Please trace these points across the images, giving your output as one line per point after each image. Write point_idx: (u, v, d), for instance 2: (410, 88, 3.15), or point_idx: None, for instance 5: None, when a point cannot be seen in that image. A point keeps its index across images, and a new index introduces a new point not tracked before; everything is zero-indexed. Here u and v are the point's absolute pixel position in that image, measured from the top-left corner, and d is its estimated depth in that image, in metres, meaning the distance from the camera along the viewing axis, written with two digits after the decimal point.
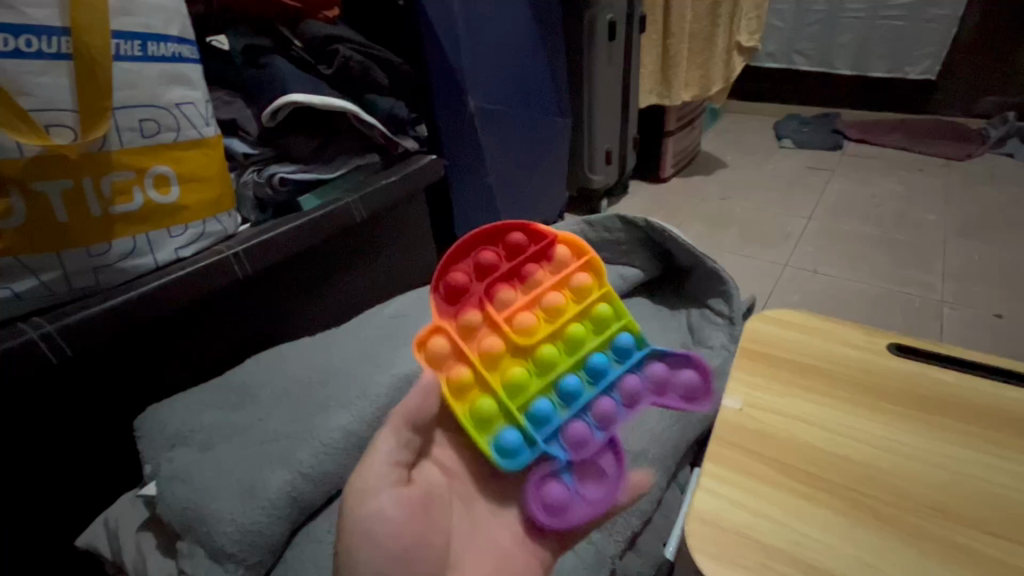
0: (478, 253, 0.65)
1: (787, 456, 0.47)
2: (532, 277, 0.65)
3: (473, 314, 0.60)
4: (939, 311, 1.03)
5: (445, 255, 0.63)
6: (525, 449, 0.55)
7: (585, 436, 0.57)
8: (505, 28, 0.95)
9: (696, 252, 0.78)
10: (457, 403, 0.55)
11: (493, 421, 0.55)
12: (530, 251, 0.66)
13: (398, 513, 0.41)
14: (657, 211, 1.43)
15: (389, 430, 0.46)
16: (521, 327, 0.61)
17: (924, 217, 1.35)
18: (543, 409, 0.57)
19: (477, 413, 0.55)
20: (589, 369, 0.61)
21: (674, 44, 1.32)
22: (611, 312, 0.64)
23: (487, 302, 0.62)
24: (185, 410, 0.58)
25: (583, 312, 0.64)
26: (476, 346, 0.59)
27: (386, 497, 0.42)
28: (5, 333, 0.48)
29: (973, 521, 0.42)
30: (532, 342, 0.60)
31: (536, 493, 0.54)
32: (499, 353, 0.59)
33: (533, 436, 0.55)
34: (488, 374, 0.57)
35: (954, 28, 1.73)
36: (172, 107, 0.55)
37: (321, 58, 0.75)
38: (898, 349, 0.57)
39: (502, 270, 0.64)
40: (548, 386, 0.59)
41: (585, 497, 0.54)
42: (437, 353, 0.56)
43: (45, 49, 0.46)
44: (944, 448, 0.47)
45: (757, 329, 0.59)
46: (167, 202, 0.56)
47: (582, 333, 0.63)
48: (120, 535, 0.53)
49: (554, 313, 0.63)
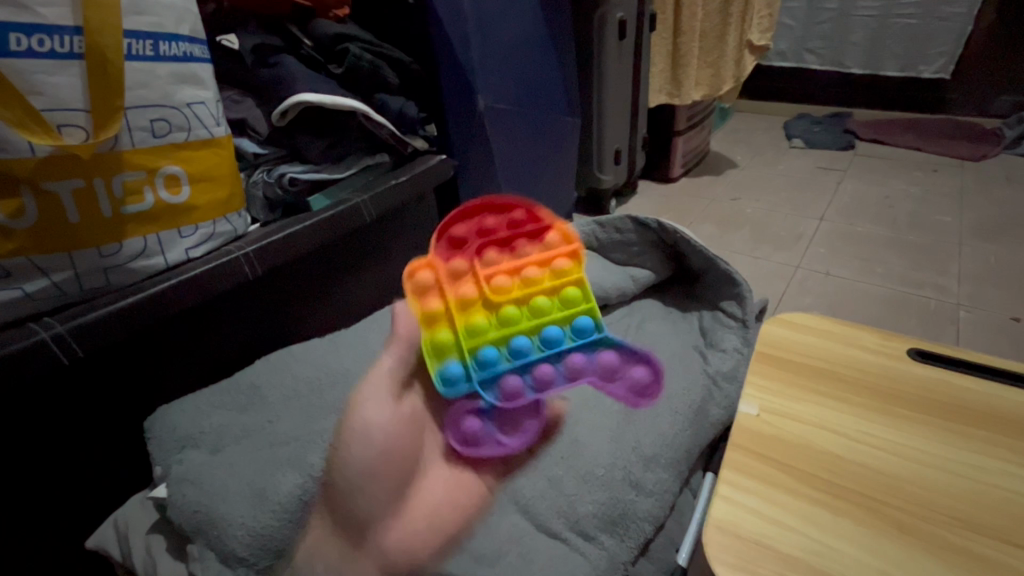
0: (483, 220, 0.81)
1: (807, 464, 0.46)
2: (521, 254, 0.78)
3: (460, 265, 0.74)
4: (955, 314, 1.01)
5: (454, 214, 0.80)
6: (462, 377, 0.64)
7: (515, 390, 0.65)
8: (515, 27, 0.94)
9: (709, 254, 0.76)
10: (426, 328, 0.67)
11: (451, 349, 0.66)
12: (526, 229, 0.80)
13: (381, 423, 0.54)
14: (666, 212, 1.42)
15: (393, 351, 0.62)
16: (496, 286, 0.72)
17: (939, 219, 1.32)
18: (489, 354, 0.66)
19: (436, 339, 0.66)
20: (543, 337, 0.69)
21: (684, 42, 1.31)
22: (577, 296, 0.73)
23: (476, 260, 0.75)
24: (194, 411, 0.58)
25: (553, 290, 0.73)
26: (454, 289, 0.71)
27: (374, 408, 0.55)
28: (16, 334, 0.47)
29: (1003, 535, 0.41)
30: (503, 299, 0.72)
31: (459, 428, 0.62)
32: (471, 300, 0.71)
33: (472, 373, 0.65)
34: (458, 312, 0.70)
35: (969, 26, 1.70)
36: (183, 107, 0.55)
37: (331, 58, 0.75)
38: (918, 354, 0.55)
39: (499, 237, 0.79)
40: (503, 338, 0.69)
41: (500, 441, 0.61)
42: (425, 283, 0.71)
43: (57, 48, 0.45)
44: (966, 455, 0.46)
45: (772, 333, 0.58)
46: (178, 202, 0.55)
47: (547, 306, 0.72)
48: (131, 537, 0.52)
49: (530, 284, 0.74)
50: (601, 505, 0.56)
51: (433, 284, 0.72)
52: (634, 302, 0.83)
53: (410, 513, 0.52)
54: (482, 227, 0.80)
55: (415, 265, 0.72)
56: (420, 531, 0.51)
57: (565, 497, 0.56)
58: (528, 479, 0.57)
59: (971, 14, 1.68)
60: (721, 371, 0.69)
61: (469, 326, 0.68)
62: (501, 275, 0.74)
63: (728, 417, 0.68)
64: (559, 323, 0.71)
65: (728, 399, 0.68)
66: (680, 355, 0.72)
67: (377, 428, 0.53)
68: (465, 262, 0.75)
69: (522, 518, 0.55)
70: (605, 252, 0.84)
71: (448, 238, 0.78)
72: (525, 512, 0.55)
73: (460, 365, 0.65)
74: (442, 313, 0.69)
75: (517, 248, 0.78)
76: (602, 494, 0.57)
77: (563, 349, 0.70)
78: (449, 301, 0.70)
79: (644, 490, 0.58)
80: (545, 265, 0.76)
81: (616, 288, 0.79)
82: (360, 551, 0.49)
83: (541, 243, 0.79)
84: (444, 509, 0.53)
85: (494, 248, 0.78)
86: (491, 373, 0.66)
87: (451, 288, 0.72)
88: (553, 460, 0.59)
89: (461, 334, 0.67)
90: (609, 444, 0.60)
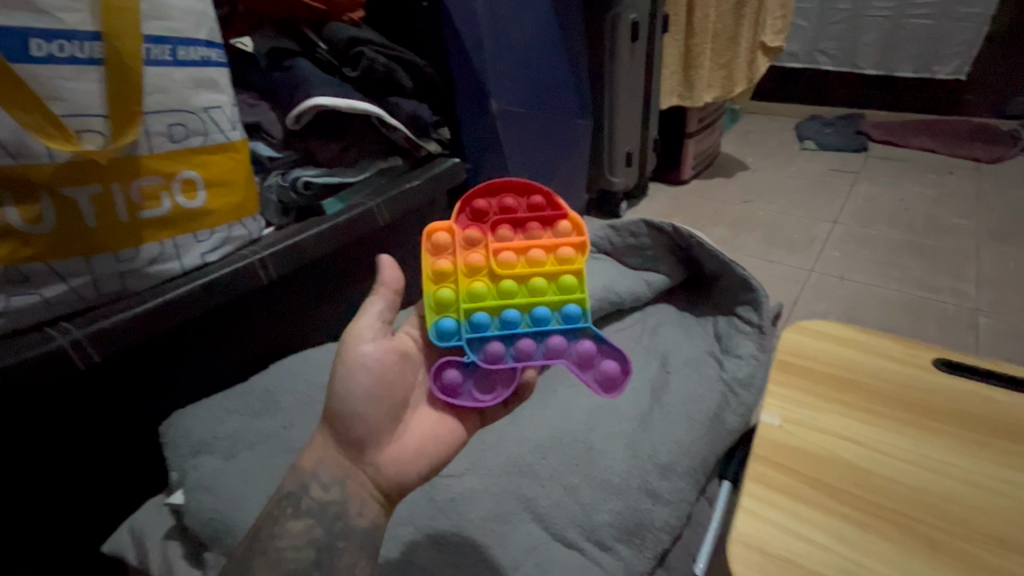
0: (510, 195, 0.51)
1: (828, 476, 0.48)
2: (538, 235, 0.49)
3: (475, 231, 0.49)
4: (974, 320, 1.00)
5: (483, 183, 0.51)
6: (453, 338, 0.44)
7: (490, 356, 0.44)
8: (529, 28, 0.94)
9: (724, 259, 0.75)
10: (431, 284, 0.47)
11: (450, 308, 0.46)
12: (558, 215, 0.50)
13: (383, 354, 0.45)
14: (677, 214, 1.41)
15: (378, 295, 0.48)
16: (507, 256, 0.47)
17: (956, 222, 1.31)
18: (479, 320, 0.44)
19: (438, 295, 0.45)
20: (535, 315, 0.45)
21: (696, 44, 1.30)
22: (580, 283, 0.46)
23: (492, 236, 0.49)
24: (209, 416, 0.57)
25: (557, 273, 0.47)
26: (461, 252, 0.48)
27: (372, 338, 0.45)
28: (34, 340, 0.47)
29: (1016, 546, 0.43)
30: (511, 271, 0.47)
31: (436, 375, 0.46)
32: (477, 269, 0.47)
33: (450, 336, 0.44)
34: (462, 277, 0.47)
35: (984, 27, 1.68)
36: (200, 112, 0.55)
37: (345, 61, 0.74)
38: (943, 364, 0.57)
39: (523, 216, 0.50)
40: (501, 309, 0.46)
41: (476, 400, 0.45)
42: (436, 246, 0.48)
43: (77, 54, 0.45)
44: (993, 469, 0.48)
45: (789, 339, 0.60)
46: (194, 207, 0.55)
47: (548, 286, 0.46)
48: (146, 543, 0.52)
49: (541, 264, 0.47)
50: (618, 515, 0.55)
51: (447, 246, 0.48)
52: (648, 307, 0.82)
53: (408, 440, 0.45)
54: (504, 200, 0.51)
55: (435, 221, 0.49)
56: (416, 459, 0.45)
57: (581, 506, 0.55)
58: (544, 488, 0.56)
59: (987, 14, 1.66)
60: (738, 378, 0.68)
61: (467, 290, 0.46)
62: (514, 247, 0.48)
63: (745, 424, 0.67)
64: (553, 307, 0.46)
65: (744, 406, 0.67)
66: (695, 362, 0.71)
67: (380, 357, 0.45)
68: (482, 230, 0.49)
69: (536, 526, 0.54)
70: (618, 256, 0.82)
71: (470, 204, 0.51)
72: (548, 524, 0.54)
73: (456, 324, 0.45)
74: (450, 274, 0.47)
75: (537, 227, 0.49)
76: (618, 503, 0.56)
77: (551, 331, 0.45)
78: (457, 263, 0.47)
79: (662, 499, 0.57)
80: (561, 249, 0.48)
81: (631, 292, 0.78)
82: (360, 470, 0.44)
83: (558, 225, 0.50)
84: (438, 442, 0.45)
85: (511, 222, 0.50)
86: (479, 339, 0.45)
87: (458, 250, 0.48)
88: (570, 468, 0.58)
89: (460, 294, 0.46)
90: (626, 452, 0.60)
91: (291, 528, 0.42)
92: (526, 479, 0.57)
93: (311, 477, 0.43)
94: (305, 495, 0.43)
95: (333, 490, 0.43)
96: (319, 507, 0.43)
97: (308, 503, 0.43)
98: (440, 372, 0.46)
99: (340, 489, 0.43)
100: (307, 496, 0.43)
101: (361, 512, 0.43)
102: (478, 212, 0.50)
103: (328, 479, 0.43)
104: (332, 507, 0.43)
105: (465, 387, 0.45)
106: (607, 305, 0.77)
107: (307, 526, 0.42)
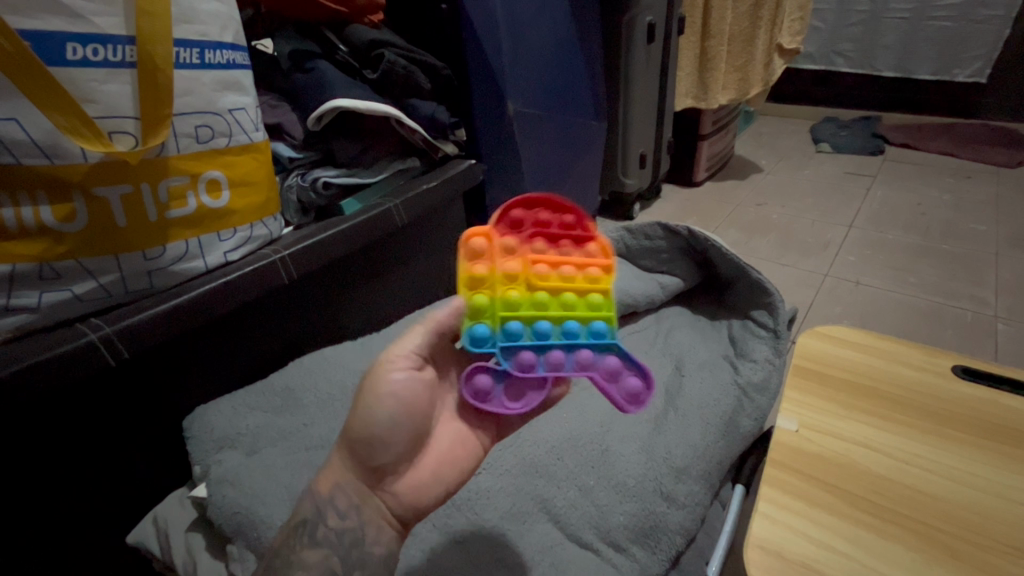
0: (540, 210, 0.51)
1: (847, 483, 0.48)
2: (569, 251, 0.50)
3: (512, 240, 0.49)
4: (993, 327, 0.99)
5: (518, 194, 0.51)
6: (485, 344, 0.43)
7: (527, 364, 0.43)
8: (546, 29, 0.94)
9: (740, 263, 0.74)
10: (466, 289, 0.45)
11: (486, 314, 0.44)
12: (582, 234, 0.51)
13: (413, 385, 0.43)
14: (690, 217, 1.41)
15: (422, 329, 0.44)
16: (542, 268, 0.47)
17: (975, 228, 1.29)
18: (514, 328, 0.44)
19: (475, 301, 0.44)
20: (565, 328, 0.45)
21: (713, 45, 1.29)
22: (608, 304, 0.47)
23: (526, 249, 0.48)
24: (230, 412, 0.59)
25: (588, 290, 0.47)
26: (499, 260, 0.47)
27: (403, 371, 0.43)
28: (66, 335, 0.49)
29: None
30: (545, 283, 0.46)
31: (464, 380, 0.45)
32: (513, 277, 0.46)
33: (487, 343, 0.43)
34: (498, 285, 0.46)
35: (1007, 29, 1.65)
36: (225, 113, 0.55)
37: (366, 63, 0.76)
38: (963, 371, 0.56)
39: (554, 232, 0.50)
40: (533, 320, 0.45)
41: (507, 408, 0.44)
42: (473, 250, 0.47)
43: (110, 57, 0.46)
44: (1011, 478, 0.47)
45: (806, 345, 0.60)
46: (218, 207, 0.56)
47: (579, 301, 0.47)
48: (170, 534, 0.54)
49: (573, 280, 0.48)
50: (633, 517, 0.56)
51: (483, 250, 0.47)
52: (660, 310, 0.82)
53: (423, 467, 0.45)
54: (540, 213, 0.51)
55: (472, 226, 0.48)
56: (431, 487, 0.45)
57: (597, 508, 0.56)
58: (560, 488, 0.57)
59: (1009, 17, 1.63)
60: (753, 383, 0.68)
61: (503, 298, 0.45)
62: (549, 261, 0.48)
63: (760, 427, 0.67)
64: (582, 321, 0.46)
65: (758, 410, 0.67)
66: (709, 366, 0.71)
67: (406, 388, 0.43)
68: (517, 239, 0.49)
69: (552, 526, 0.55)
70: (634, 259, 0.82)
71: (507, 212, 0.51)
72: (563, 525, 0.55)
73: (489, 331, 0.44)
74: (485, 279, 0.46)
75: (569, 244, 0.50)
76: (633, 505, 0.57)
77: (580, 345, 0.45)
78: (495, 271, 0.46)
79: (677, 502, 0.58)
80: (592, 269, 0.49)
81: (645, 296, 0.78)
82: (378, 497, 0.45)
83: (589, 245, 0.51)
84: (451, 467, 0.46)
85: (545, 236, 0.50)
86: (512, 348, 0.44)
87: (495, 257, 0.47)
88: (586, 470, 0.58)
89: (496, 301, 0.45)
90: (641, 455, 0.60)
91: (307, 558, 0.44)
92: (542, 480, 0.57)
93: (327, 504, 0.44)
94: (321, 523, 0.44)
95: (349, 517, 0.44)
96: (335, 536, 0.44)
97: (323, 533, 0.44)
98: (470, 376, 0.44)
99: (357, 516, 0.44)
100: (323, 524, 0.44)
101: (377, 540, 0.44)
102: (514, 221, 0.50)
103: (344, 507, 0.44)
104: (348, 535, 0.44)
105: (495, 394, 0.44)
106: (621, 308, 0.77)
107: (323, 556, 0.43)
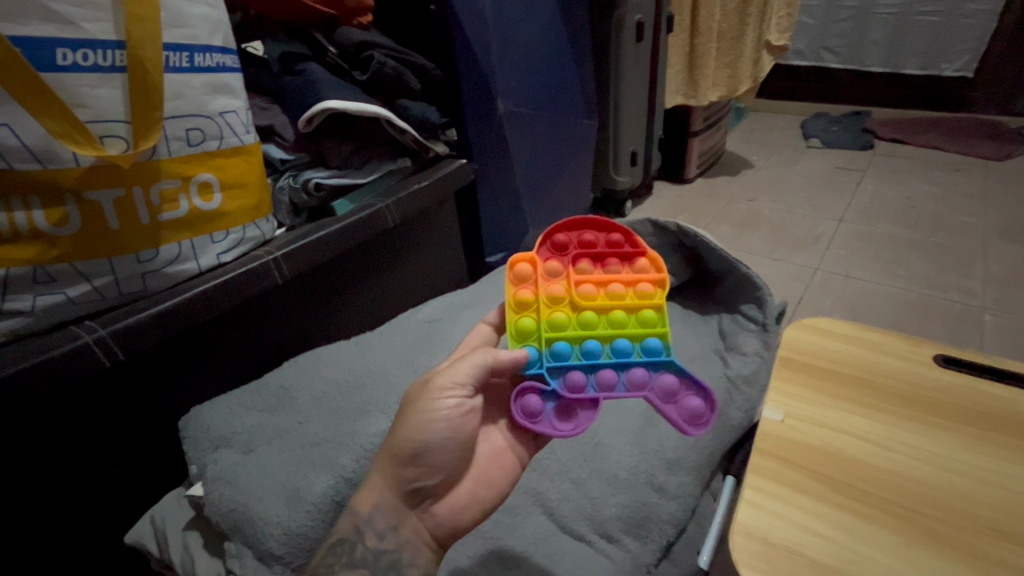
0: (583, 232, 0.59)
1: (836, 472, 0.49)
2: (616, 269, 0.56)
3: (557, 263, 0.56)
4: (980, 318, 1.00)
5: (563, 220, 0.58)
6: (535, 365, 0.50)
7: (581, 385, 0.48)
8: (535, 28, 0.95)
9: (728, 257, 0.76)
10: (515, 312, 0.53)
11: (532, 336, 0.52)
12: (626, 251, 0.57)
13: (462, 410, 0.49)
14: (682, 213, 1.42)
15: (479, 359, 0.49)
16: (588, 288, 0.53)
17: (964, 220, 1.31)
18: (561, 350, 0.50)
19: (520, 324, 0.52)
20: (614, 347, 0.50)
21: (701, 43, 1.31)
22: (659, 318, 0.52)
23: (571, 271, 0.55)
24: (226, 411, 0.59)
25: (636, 307, 0.52)
26: (545, 283, 0.54)
27: (454, 398, 0.49)
28: (61, 338, 0.49)
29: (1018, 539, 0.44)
30: (591, 302, 0.53)
31: (516, 400, 0.49)
32: (559, 298, 0.53)
33: (540, 363, 0.50)
34: (544, 307, 0.52)
35: (992, 24, 1.67)
36: (216, 116, 0.56)
37: (355, 64, 0.76)
38: (945, 360, 0.58)
39: (597, 251, 0.57)
40: (580, 338, 0.51)
41: (556, 428, 0.48)
42: (520, 276, 0.55)
43: (100, 62, 0.47)
44: (993, 463, 0.49)
45: (794, 338, 0.61)
46: (210, 209, 0.57)
47: (628, 319, 0.52)
48: (168, 533, 0.54)
49: (621, 297, 0.53)
50: (626, 508, 0.57)
51: (528, 277, 0.55)
52: None
53: (461, 487, 0.51)
54: (584, 236, 0.58)
55: (519, 253, 0.56)
56: (467, 507, 0.50)
57: (589, 500, 0.57)
58: (553, 482, 0.58)
59: (994, 11, 1.65)
60: (742, 375, 0.69)
61: (548, 320, 0.51)
62: (595, 280, 0.54)
63: (749, 419, 0.68)
64: (633, 340, 0.51)
65: (747, 403, 0.68)
66: (701, 359, 0.72)
67: (455, 414, 0.48)
68: (562, 262, 0.56)
69: (546, 519, 0.56)
70: None
71: (551, 237, 0.58)
72: (559, 516, 0.56)
73: (539, 353, 0.50)
74: (532, 304, 0.53)
75: (615, 262, 0.56)
76: (626, 497, 0.58)
77: (632, 363, 0.50)
78: (540, 294, 0.53)
79: (668, 493, 0.59)
80: (640, 284, 0.54)
81: None
82: (410, 521, 0.49)
83: (637, 261, 0.56)
84: (486, 487, 0.51)
85: (590, 256, 0.57)
86: (561, 367, 0.50)
87: (540, 281, 0.54)
88: (578, 463, 0.59)
89: (542, 322, 0.52)
90: (633, 448, 0.61)
91: None
92: (535, 473, 0.58)
93: (366, 524, 0.47)
94: (360, 541, 0.47)
95: (388, 537, 0.47)
96: (372, 556, 0.46)
97: (363, 552, 0.46)
98: (519, 397, 0.49)
99: (394, 537, 0.47)
100: (362, 543, 0.47)
101: (412, 561, 0.47)
102: (559, 245, 0.58)
103: (383, 527, 0.47)
104: (386, 557, 0.47)
105: (544, 414, 0.49)
106: None
107: None
